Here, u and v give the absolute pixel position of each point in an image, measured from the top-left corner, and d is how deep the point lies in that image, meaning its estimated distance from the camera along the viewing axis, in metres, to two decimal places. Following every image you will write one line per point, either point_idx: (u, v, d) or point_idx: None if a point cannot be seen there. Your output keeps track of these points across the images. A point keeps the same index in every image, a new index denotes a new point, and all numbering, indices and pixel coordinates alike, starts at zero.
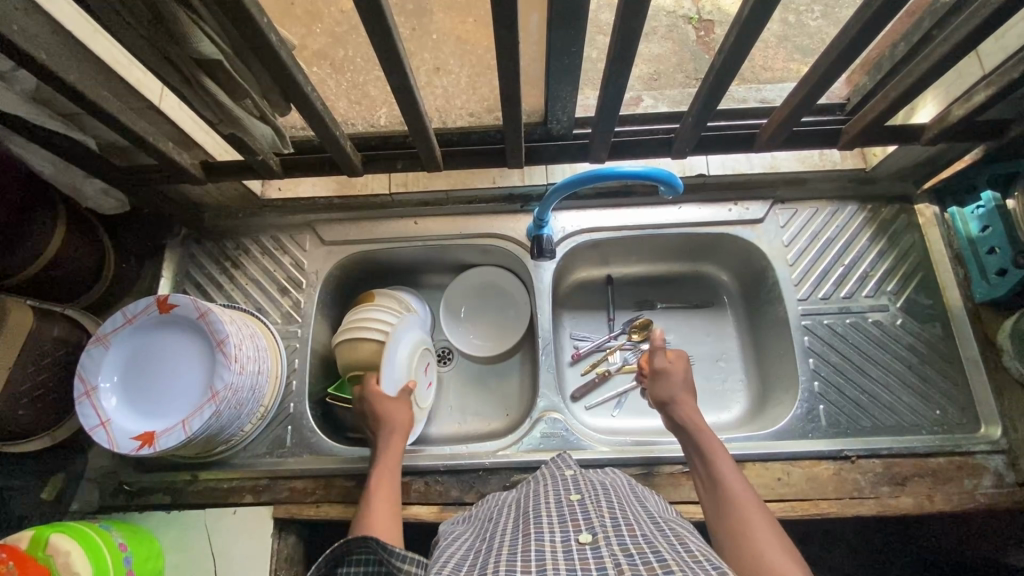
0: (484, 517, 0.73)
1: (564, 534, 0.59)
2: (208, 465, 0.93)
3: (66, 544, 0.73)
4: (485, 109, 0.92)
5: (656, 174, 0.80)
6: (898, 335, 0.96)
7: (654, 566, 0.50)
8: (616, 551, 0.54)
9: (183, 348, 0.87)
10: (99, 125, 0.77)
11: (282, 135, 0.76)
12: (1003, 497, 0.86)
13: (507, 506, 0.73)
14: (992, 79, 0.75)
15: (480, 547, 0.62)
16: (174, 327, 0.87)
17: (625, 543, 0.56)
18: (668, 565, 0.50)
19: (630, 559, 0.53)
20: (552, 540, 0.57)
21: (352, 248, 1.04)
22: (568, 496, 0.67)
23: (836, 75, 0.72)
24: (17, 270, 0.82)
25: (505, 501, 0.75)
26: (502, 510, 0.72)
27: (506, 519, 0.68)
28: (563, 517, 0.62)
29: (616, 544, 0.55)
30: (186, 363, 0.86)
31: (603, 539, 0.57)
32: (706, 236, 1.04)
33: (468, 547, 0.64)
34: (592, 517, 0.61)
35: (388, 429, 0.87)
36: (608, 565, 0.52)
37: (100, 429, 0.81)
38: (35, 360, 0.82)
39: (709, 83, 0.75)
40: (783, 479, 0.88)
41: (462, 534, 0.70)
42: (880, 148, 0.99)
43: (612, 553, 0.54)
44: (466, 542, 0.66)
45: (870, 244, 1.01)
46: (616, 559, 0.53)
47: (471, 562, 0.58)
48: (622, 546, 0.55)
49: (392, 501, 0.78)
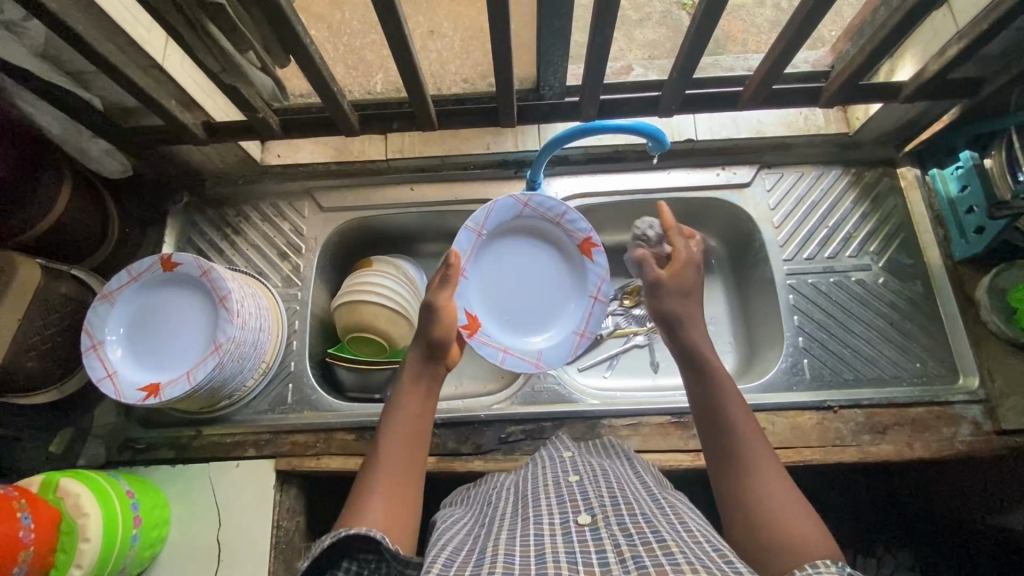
0: (484, 501, 0.75)
1: (564, 516, 0.61)
2: (212, 421, 0.96)
3: (76, 487, 0.76)
4: (479, 75, 0.95)
5: (643, 128, 0.82)
6: (880, 293, 0.99)
7: (654, 547, 0.52)
8: (616, 532, 0.56)
9: (193, 319, 0.89)
10: (107, 84, 0.80)
11: (278, 85, 0.87)
12: (981, 443, 0.89)
13: (506, 489, 0.75)
14: (965, 32, 0.79)
15: (477, 531, 0.64)
16: (183, 297, 0.90)
17: (625, 522, 0.57)
18: (668, 545, 0.52)
19: (629, 539, 0.54)
20: (552, 523, 0.59)
21: (350, 214, 1.07)
22: (568, 478, 0.70)
23: (814, 26, 0.75)
24: (28, 227, 0.85)
25: (503, 484, 0.77)
26: (501, 494, 0.74)
27: (505, 502, 0.70)
28: (563, 499, 0.65)
29: (616, 524, 0.57)
30: (192, 327, 0.88)
31: (603, 520, 0.59)
32: (695, 201, 1.07)
33: (466, 530, 0.66)
34: (591, 497, 0.64)
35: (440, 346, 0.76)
36: (607, 547, 0.54)
37: (106, 380, 0.83)
38: (44, 315, 0.85)
39: (691, 40, 0.79)
40: (768, 428, 0.91)
41: (461, 516, 0.72)
42: (863, 111, 1.01)
43: (611, 535, 0.56)
44: (465, 525, 0.68)
45: (853, 208, 1.04)
46: (616, 540, 0.55)
47: (472, 544, 0.60)
48: (621, 526, 0.57)
49: (407, 453, 0.67)
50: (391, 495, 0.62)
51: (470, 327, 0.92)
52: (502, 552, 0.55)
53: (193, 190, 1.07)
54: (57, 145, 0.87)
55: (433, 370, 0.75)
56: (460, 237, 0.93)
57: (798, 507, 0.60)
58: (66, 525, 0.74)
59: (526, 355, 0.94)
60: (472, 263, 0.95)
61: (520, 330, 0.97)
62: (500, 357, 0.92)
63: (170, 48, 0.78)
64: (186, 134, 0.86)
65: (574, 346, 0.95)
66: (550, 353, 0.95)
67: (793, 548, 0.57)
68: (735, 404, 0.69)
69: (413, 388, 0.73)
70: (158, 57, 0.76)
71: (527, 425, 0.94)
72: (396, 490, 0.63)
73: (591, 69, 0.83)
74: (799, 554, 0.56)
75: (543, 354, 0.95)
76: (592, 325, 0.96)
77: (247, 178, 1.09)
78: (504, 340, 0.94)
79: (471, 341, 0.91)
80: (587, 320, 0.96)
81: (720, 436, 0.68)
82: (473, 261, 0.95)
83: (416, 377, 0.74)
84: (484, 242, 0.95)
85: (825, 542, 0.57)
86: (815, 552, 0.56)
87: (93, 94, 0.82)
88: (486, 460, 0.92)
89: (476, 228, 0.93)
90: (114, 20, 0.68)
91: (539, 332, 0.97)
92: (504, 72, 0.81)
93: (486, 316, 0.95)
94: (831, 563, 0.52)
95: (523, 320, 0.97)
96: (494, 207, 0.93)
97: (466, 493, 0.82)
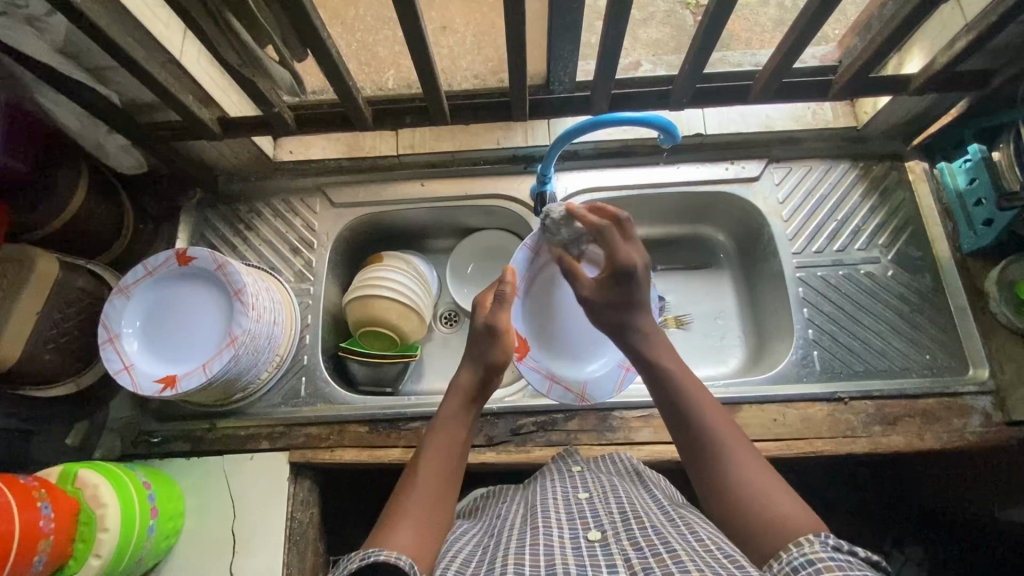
0: (493, 515, 0.76)
1: (574, 531, 0.62)
2: (226, 414, 0.97)
3: (94, 478, 0.76)
4: (490, 71, 0.97)
5: (654, 121, 0.83)
6: (889, 286, 1.00)
7: (664, 557, 0.54)
8: (626, 546, 0.58)
9: (212, 326, 0.89)
10: (127, 80, 0.81)
11: (297, 79, 0.87)
12: (991, 434, 0.90)
13: (514, 504, 0.75)
14: (973, 25, 0.80)
15: (487, 542, 0.64)
16: (206, 304, 0.90)
17: (636, 537, 0.59)
18: (677, 554, 0.54)
19: (640, 552, 0.56)
20: (561, 536, 0.60)
21: (361, 210, 1.08)
22: (576, 495, 0.71)
23: (823, 20, 0.76)
24: (45, 222, 0.86)
25: (511, 501, 0.78)
26: (509, 508, 0.74)
27: (513, 515, 0.71)
28: (573, 515, 0.66)
29: (626, 540, 0.59)
30: (210, 331, 0.89)
31: (612, 536, 0.60)
32: (705, 195, 1.08)
33: (475, 540, 0.67)
34: (601, 516, 0.65)
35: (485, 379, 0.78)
36: (618, 561, 0.56)
37: (124, 372, 0.84)
38: (63, 307, 0.86)
39: (702, 34, 0.79)
40: (779, 419, 0.92)
41: (470, 528, 0.73)
42: (871, 105, 1.03)
43: (621, 550, 0.57)
44: (473, 536, 0.69)
45: (862, 201, 1.05)
46: (626, 554, 0.56)
47: (481, 554, 0.61)
48: (632, 541, 0.58)
49: (441, 477, 0.68)
50: (422, 516, 0.63)
51: (521, 351, 0.90)
52: (513, 562, 0.56)
53: (206, 186, 1.08)
54: (74, 140, 0.88)
55: (477, 406, 0.77)
56: (517, 255, 0.89)
57: (776, 489, 0.61)
58: (85, 515, 0.75)
59: (572, 385, 0.92)
60: (524, 285, 0.90)
61: (566, 359, 0.94)
62: (547, 385, 0.91)
63: (186, 43, 0.79)
64: (201, 129, 0.87)
65: (620, 379, 0.93)
66: (595, 385, 0.93)
67: (774, 531, 0.58)
68: (696, 396, 0.70)
69: (454, 415, 0.74)
70: (175, 52, 0.77)
71: (539, 417, 0.95)
72: (427, 513, 0.63)
73: (601, 63, 0.84)
74: (781, 534, 0.57)
75: (589, 386, 0.93)
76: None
77: (259, 175, 1.10)
78: (555, 368, 0.92)
79: (522, 366, 0.89)
80: None
81: (690, 431, 0.68)
82: (526, 283, 0.91)
83: (462, 409, 0.75)
84: (537, 264, 0.90)
85: (805, 517, 0.58)
86: (797, 530, 0.57)
87: (111, 89, 0.83)
88: (499, 452, 0.92)
89: (532, 247, 0.89)
90: (135, 16, 0.69)
91: (583, 363, 0.94)
92: (517, 66, 0.81)
93: (537, 342, 0.92)
94: (813, 537, 0.54)
95: (568, 350, 0.94)
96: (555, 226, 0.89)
97: (479, 507, 0.83)
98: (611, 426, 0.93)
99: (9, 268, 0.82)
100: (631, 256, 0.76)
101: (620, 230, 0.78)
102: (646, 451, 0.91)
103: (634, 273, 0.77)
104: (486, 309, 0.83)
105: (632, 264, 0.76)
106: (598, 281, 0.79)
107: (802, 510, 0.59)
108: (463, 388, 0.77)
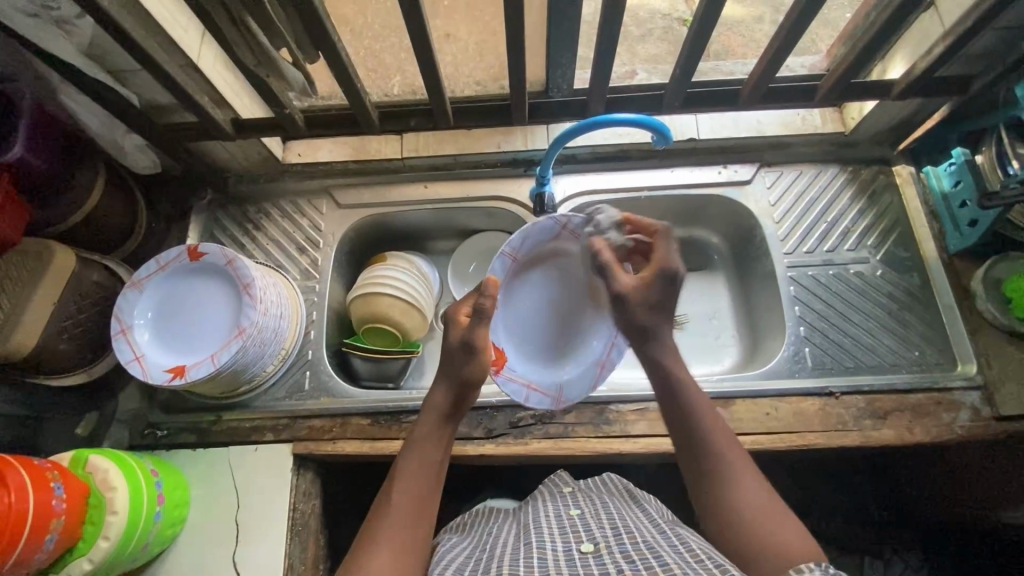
0: (484, 530, 0.79)
1: (567, 544, 0.65)
2: (231, 406, 0.99)
3: (104, 462, 0.78)
4: (491, 77, 1.02)
5: (648, 122, 0.86)
6: (877, 284, 1.02)
7: (657, 570, 0.56)
8: (618, 558, 0.60)
9: (210, 332, 0.92)
10: (145, 81, 0.86)
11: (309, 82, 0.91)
12: (979, 428, 0.91)
13: (506, 523, 0.78)
14: (949, 32, 0.84)
15: (480, 555, 0.68)
16: (201, 312, 0.92)
17: (626, 550, 0.61)
18: (670, 567, 0.56)
19: (632, 565, 0.58)
20: (554, 549, 0.63)
21: (365, 211, 1.11)
22: (568, 511, 0.75)
23: (805, 27, 0.81)
24: (63, 219, 0.90)
25: (505, 519, 0.80)
26: (501, 525, 0.77)
27: (506, 531, 0.74)
28: (565, 530, 0.69)
29: (618, 552, 0.61)
30: (208, 338, 0.91)
31: (605, 547, 0.63)
32: (697, 198, 1.11)
33: (468, 554, 0.69)
34: (594, 530, 0.68)
35: (460, 395, 0.79)
36: (611, 570, 0.58)
37: (135, 363, 0.87)
38: (77, 300, 0.89)
39: (690, 41, 0.84)
40: (771, 413, 0.94)
41: (461, 542, 0.76)
42: (857, 111, 1.06)
43: (614, 560, 0.60)
44: (467, 550, 0.72)
45: (851, 203, 1.08)
46: (619, 565, 0.58)
47: (474, 566, 0.64)
48: (624, 554, 0.61)
49: (420, 497, 0.70)
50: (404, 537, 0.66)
51: (498, 363, 0.93)
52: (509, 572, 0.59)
53: (217, 188, 1.12)
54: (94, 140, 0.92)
55: (453, 423, 0.78)
56: (496, 263, 0.93)
57: (778, 513, 0.64)
58: (95, 498, 0.77)
59: (546, 390, 0.95)
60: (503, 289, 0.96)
61: (542, 365, 0.97)
62: (524, 394, 0.93)
63: (204, 47, 0.84)
64: (215, 129, 0.91)
65: (594, 378, 0.96)
66: (571, 387, 0.96)
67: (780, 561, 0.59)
68: (710, 415, 0.73)
69: (431, 433, 0.76)
70: (193, 54, 0.81)
71: (537, 411, 0.97)
72: (406, 533, 0.66)
73: (598, 68, 0.87)
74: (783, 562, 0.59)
75: (564, 388, 0.96)
76: (612, 359, 0.96)
77: (268, 177, 1.13)
78: (529, 377, 0.95)
79: (498, 378, 0.92)
80: (610, 352, 0.96)
81: (702, 455, 0.70)
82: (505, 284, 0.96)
83: (438, 428, 0.76)
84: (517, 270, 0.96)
85: (799, 541, 0.61)
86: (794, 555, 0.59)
87: (130, 90, 0.88)
88: (498, 444, 0.94)
89: (510, 254, 0.94)
90: (157, 20, 0.74)
91: (559, 365, 0.98)
92: (517, 71, 0.85)
93: (514, 352, 0.96)
94: (813, 566, 0.54)
95: (546, 351, 0.98)
96: (532, 230, 0.93)
97: (470, 522, 0.85)
98: (607, 419, 0.95)
99: (27, 262, 0.85)
100: (677, 261, 0.82)
101: (664, 236, 0.84)
102: (641, 443, 0.93)
103: (677, 277, 0.81)
104: (460, 326, 0.82)
105: (677, 268, 0.81)
106: (641, 279, 0.83)
107: (799, 535, 0.62)
108: (444, 399, 0.78)
